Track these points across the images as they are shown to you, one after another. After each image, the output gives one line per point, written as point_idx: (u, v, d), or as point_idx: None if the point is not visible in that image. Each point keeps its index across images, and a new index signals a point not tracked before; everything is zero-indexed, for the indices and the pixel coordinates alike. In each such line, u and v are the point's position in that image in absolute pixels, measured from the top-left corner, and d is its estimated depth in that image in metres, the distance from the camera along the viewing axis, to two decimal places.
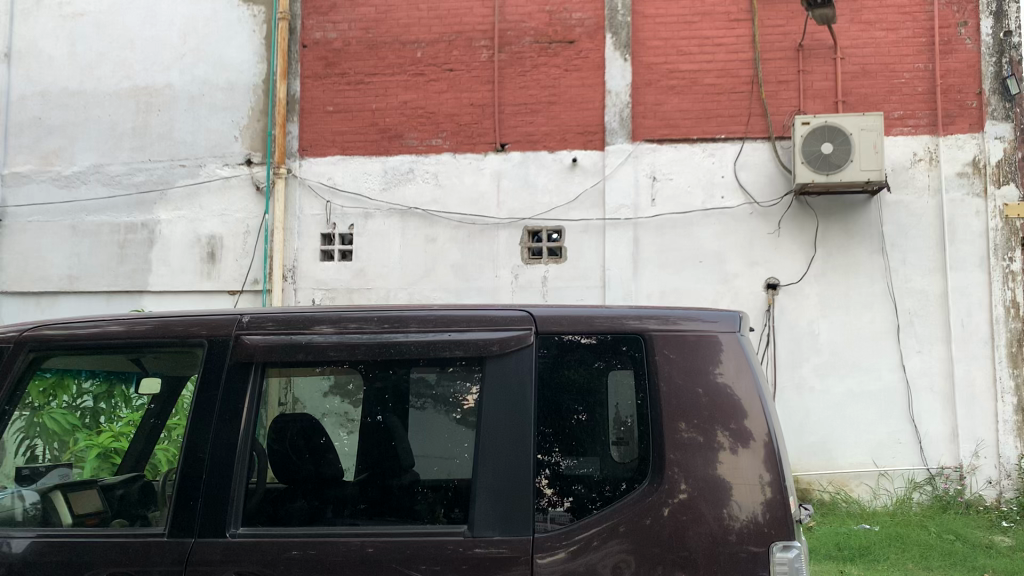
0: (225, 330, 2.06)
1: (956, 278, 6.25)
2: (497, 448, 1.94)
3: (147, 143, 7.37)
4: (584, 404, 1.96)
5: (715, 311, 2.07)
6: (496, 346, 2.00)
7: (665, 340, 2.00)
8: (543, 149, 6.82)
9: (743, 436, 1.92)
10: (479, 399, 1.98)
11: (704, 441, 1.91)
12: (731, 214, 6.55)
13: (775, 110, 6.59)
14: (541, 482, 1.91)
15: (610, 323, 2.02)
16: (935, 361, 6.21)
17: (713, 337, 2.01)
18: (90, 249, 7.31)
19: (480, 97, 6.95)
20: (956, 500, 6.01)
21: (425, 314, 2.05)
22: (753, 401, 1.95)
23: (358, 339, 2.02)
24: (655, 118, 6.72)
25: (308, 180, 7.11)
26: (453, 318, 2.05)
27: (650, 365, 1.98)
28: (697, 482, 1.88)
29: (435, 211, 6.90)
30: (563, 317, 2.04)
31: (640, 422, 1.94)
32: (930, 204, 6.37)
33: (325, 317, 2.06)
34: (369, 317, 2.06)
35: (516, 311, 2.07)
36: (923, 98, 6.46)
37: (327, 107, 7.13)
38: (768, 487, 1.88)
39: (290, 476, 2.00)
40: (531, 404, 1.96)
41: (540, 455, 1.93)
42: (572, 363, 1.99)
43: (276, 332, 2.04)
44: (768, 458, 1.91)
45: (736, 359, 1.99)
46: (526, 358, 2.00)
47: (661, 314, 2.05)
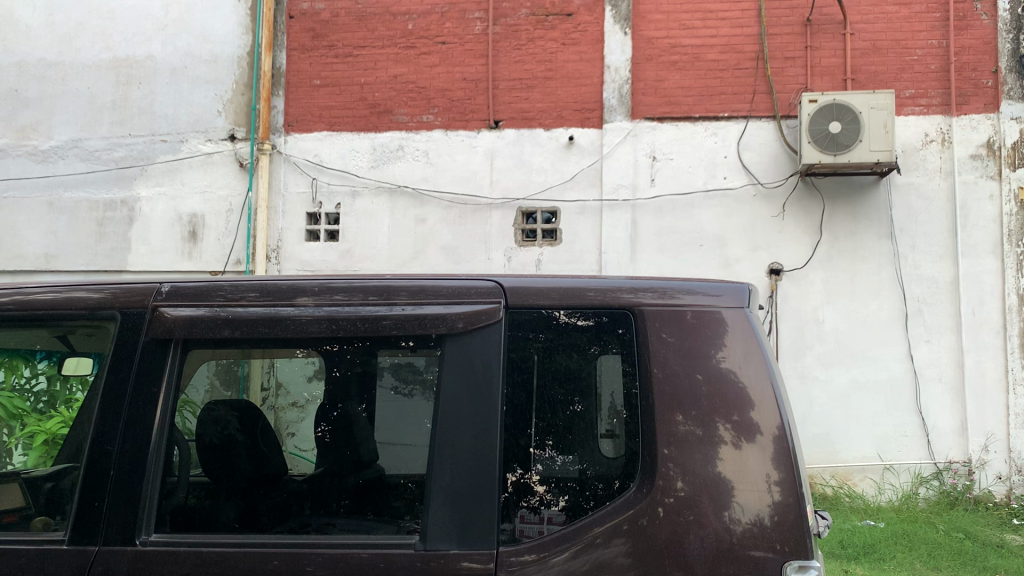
0: (189, 297, 1.80)
1: (968, 265, 5.99)
2: (459, 442, 1.68)
3: (127, 117, 7.08)
4: (570, 391, 1.71)
5: (723, 283, 1.81)
6: (463, 324, 1.73)
7: (660, 317, 1.74)
8: (539, 127, 6.54)
9: (748, 429, 1.66)
10: (444, 383, 1.72)
11: (703, 434, 1.65)
12: (733, 196, 6.28)
13: (781, 87, 6.31)
14: (530, 477, 1.66)
15: (609, 297, 1.76)
16: (944, 351, 5.95)
17: (717, 314, 1.75)
18: (67, 227, 7.04)
19: (474, 71, 6.66)
20: (964, 495, 5.74)
21: (409, 285, 1.79)
22: (760, 387, 1.69)
23: (340, 314, 1.75)
24: (656, 95, 6.44)
25: (293, 157, 6.82)
26: (431, 288, 1.78)
27: (644, 348, 1.72)
28: (698, 481, 1.62)
29: (425, 190, 6.62)
30: (554, 289, 1.78)
31: (632, 413, 1.69)
32: (941, 187, 6.09)
33: (311, 287, 1.79)
34: (354, 287, 1.79)
35: (497, 280, 1.81)
36: (936, 77, 6.16)
37: (314, 81, 6.85)
38: (777, 487, 1.62)
39: (224, 473, 1.77)
40: (506, 390, 1.71)
41: (515, 448, 1.67)
42: (555, 343, 1.74)
43: (262, 302, 1.77)
44: (778, 453, 1.65)
45: (740, 340, 1.72)
46: (493, 336, 1.73)
47: (667, 287, 1.78)
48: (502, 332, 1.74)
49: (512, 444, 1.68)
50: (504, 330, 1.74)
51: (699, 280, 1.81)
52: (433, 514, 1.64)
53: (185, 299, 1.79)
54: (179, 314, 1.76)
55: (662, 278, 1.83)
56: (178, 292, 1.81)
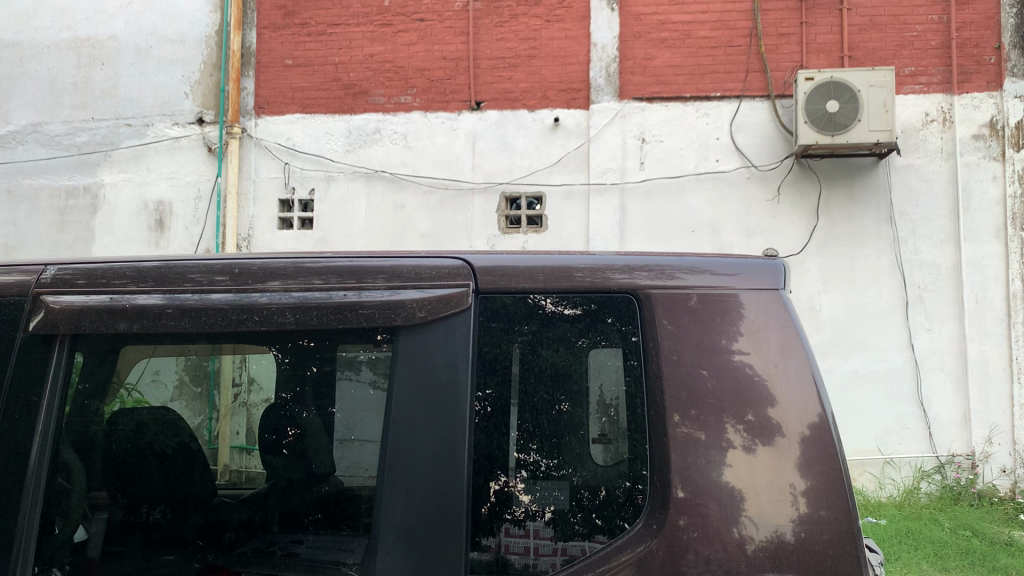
0: (148, 279, 1.49)
1: (970, 250, 5.74)
2: (412, 451, 1.37)
3: (89, 100, 6.71)
4: (553, 389, 1.43)
5: (740, 258, 1.52)
6: (424, 311, 1.43)
7: (658, 302, 1.45)
8: (522, 108, 6.24)
9: (766, 431, 1.38)
10: (396, 382, 1.41)
11: (708, 438, 1.37)
12: (726, 179, 6.00)
13: (775, 65, 6.03)
14: (513, 487, 1.38)
15: (605, 279, 1.47)
16: (946, 340, 5.70)
17: (731, 295, 1.46)
18: (27, 216, 6.69)
19: (454, 50, 6.34)
20: (968, 490, 5.50)
21: (379, 264, 1.49)
22: (783, 379, 1.41)
23: (309, 300, 1.44)
24: (645, 74, 6.15)
25: (265, 141, 6.50)
26: (401, 268, 1.48)
27: (643, 337, 1.44)
28: (709, 492, 1.34)
29: (404, 174, 6.31)
30: (539, 267, 1.48)
31: (627, 412, 1.41)
32: (942, 168, 5.84)
33: (279, 267, 1.49)
34: (334, 268, 1.48)
35: (464, 258, 1.51)
36: (936, 53, 5.91)
37: (286, 60, 6.51)
38: (804, 498, 1.35)
39: (139, 492, 1.47)
40: (477, 389, 1.41)
41: (485, 454, 1.39)
42: (537, 332, 1.44)
43: (231, 286, 1.46)
44: (807, 458, 1.37)
45: (758, 325, 1.44)
46: (460, 328, 1.43)
47: (670, 265, 1.50)
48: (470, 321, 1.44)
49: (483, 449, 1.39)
50: (472, 319, 1.45)
51: (707, 255, 1.53)
52: (387, 536, 1.35)
53: (138, 281, 1.49)
54: (107, 301, 1.46)
55: (675, 255, 1.54)
56: (115, 276, 1.50)
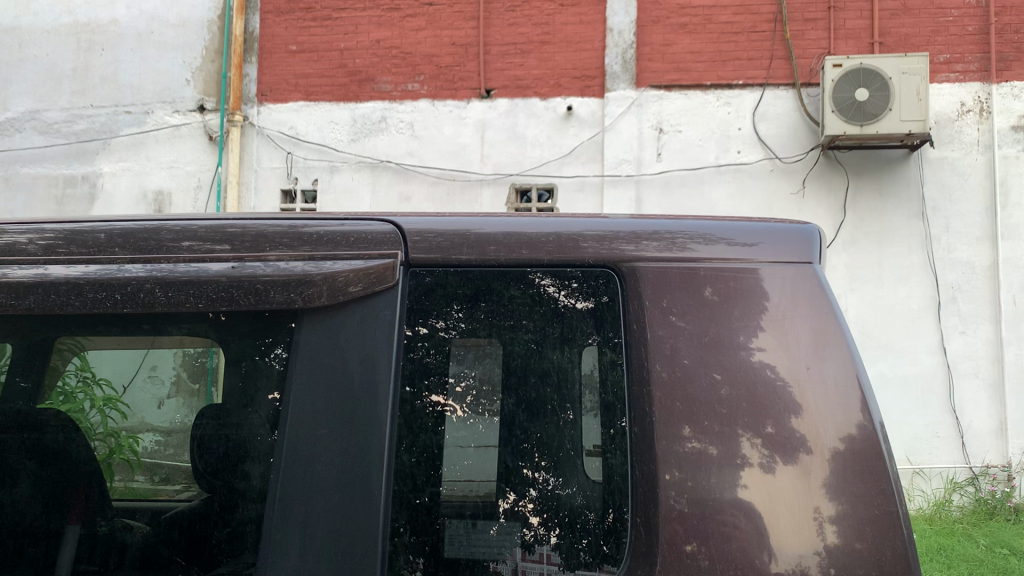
0: (131, 245, 1.20)
1: (1008, 248, 5.41)
2: (321, 467, 1.09)
3: (89, 87, 6.49)
4: (534, 386, 1.16)
5: (769, 226, 1.24)
6: (356, 288, 1.16)
7: (657, 279, 1.17)
8: (534, 96, 5.96)
9: (788, 446, 1.10)
10: (305, 379, 1.13)
11: (721, 453, 1.09)
12: (748, 171, 5.69)
13: (801, 52, 5.73)
14: (524, 507, 1.12)
15: (603, 250, 1.19)
16: (981, 343, 5.36)
17: (749, 275, 1.18)
18: (24, 205, 6.48)
19: (464, 35, 6.08)
20: (1003, 504, 5.15)
21: (352, 231, 1.22)
22: (809, 381, 1.13)
23: (286, 273, 1.16)
24: (663, 61, 5.85)
25: (267, 129, 6.27)
26: (368, 232, 1.21)
27: (636, 326, 1.16)
28: (722, 520, 1.06)
29: (410, 165, 6.05)
30: (527, 233, 1.21)
31: (622, 415, 1.14)
32: (979, 161, 5.51)
33: (274, 232, 1.21)
34: (330, 233, 1.21)
35: (417, 220, 1.24)
36: (973, 39, 5.58)
37: (290, 46, 6.28)
38: (833, 527, 1.07)
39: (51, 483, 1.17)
40: (425, 388, 1.15)
41: (440, 469, 1.12)
42: (519, 319, 1.17)
43: (232, 254, 1.19)
44: (841, 480, 1.09)
45: (780, 313, 1.16)
46: (385, 314, 1.16)
47: (680, 233, 1.22)
48: (416, 303, 1.17)
49: (438, 462, 1.12)
50: (423, 300, 1.17)
51: (724, 223, 1.25)
52: None
53: (121, 249, 1.20)
54: None
55: (691, 219, 1.26)
56: (99, 244, 1.21)
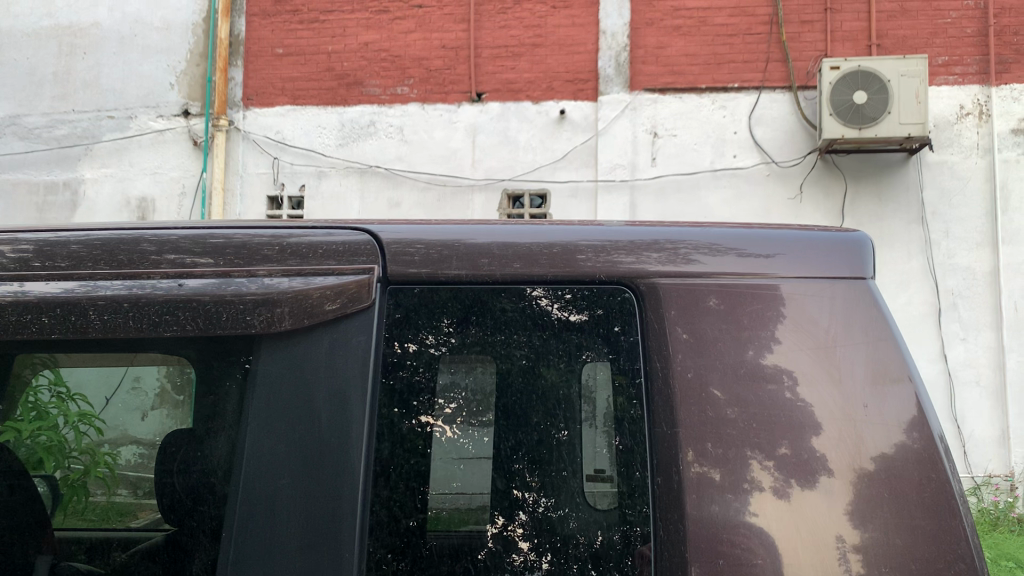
0: (105, 259, 1.08)
1: (1009, 254, 5.30)
2: (278, 501, 0.97)
3: (70, 91, 6.34)
4: (528, 408, 1.03)
5: (798, 233, 1.11)
6: (332, 307, 1.03)
7: (677, 297, 1.05)
8: (526, 99, 5.84)
9: (806, 468, 0.98)
10: (263, 404, 1.01)
11: (727, 479, 0.98)
12: (744, 175, 5.58)
13: (797, 54, 5.63)
14: (513, 531, 1.00)
15: (603, 265, 1.06)
16: (982, 350, 5.26)
17: (767, 288, 1.06)
18: (4, 212, 6.33)
19: (454, 38, 5.97)
20: (1006, 515, 5.03)
21: (328, 243, 1.09)
22: (836, 401, 1.01)
23: (248, 291, 1.04)
24: (657, 64, 5.75)
25: (253, 134, 6.13)
26: (348, 246, 1.08)
27: (653, 345, 1.03)
28: (729, 549, 0.95)
29: (399, 170, 5.92)
30: (525, 244, 1.08)
31: (626, 436, 1.02)
32: (979, 165, 5.41)
33: (256, 243, 1.09)
34: (314, 249, 1.08)
35: (404, 229, 1.11)
36: (972, 41, 5.49)
37: (277, 49, 6.15)
38: (857, 555, 0.95)
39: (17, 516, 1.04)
40: (411, 413, 1.02)
41: (423, 492, 1.00)
42: (513, 335, 1.04)
43: (215, 268, 1.06)
44: (869, 505, 0.96)
45: (803, 324, 1.04)
46: (357, 337, 1.03)
47: (688, 242, 1.09)
48: (398, 320, 1.05)
49: (420, 485, 1.00)
50: (399, 313, 1.05)
51: (743, 228, 1.12)
52: None
53: (99, 263, 1.08)
54: None
55: (712, 226, 1.14)
56: (76, 257, 1.09)
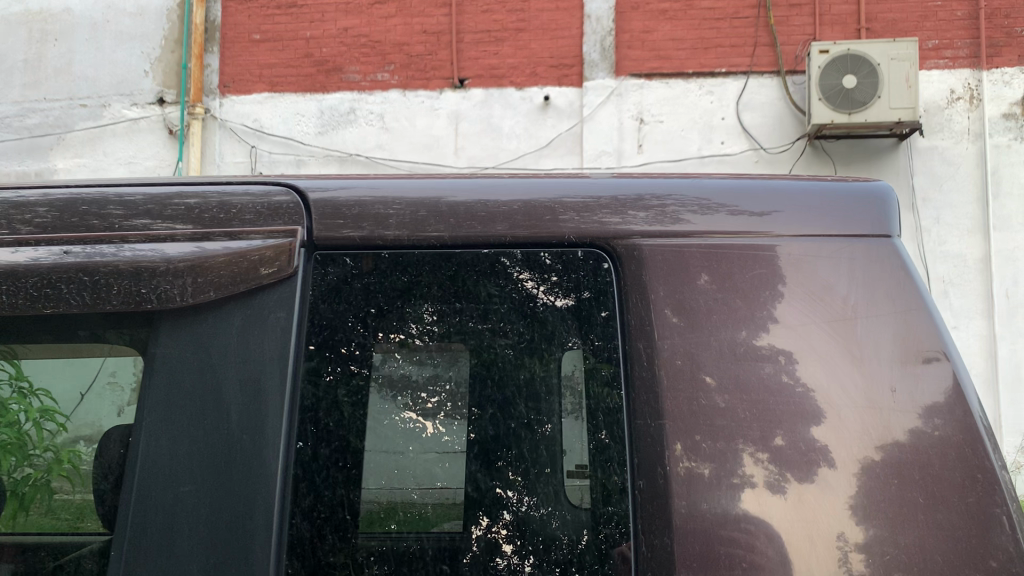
0: (69, 221, 0.99)
1: (1001, 240, 5.20)
2: (185, 496, 0.90)
3: (41, 79, 6.15)
4: (494, 398, 0.94)
5: (808, 186, 1.03)
6: (243, 285, 0.95)
7: (663, 262, 0.97)
8: (510, 85, 5.71)
9: (803, 459, 0.90)
10: (163, 395, 0.93)
11: (717, 474, 0.89)
12: (732, 162, 5.47)
13: (786, 38, 5.53)
14: (497, 533, 0.91)
15: (590, 224, 0.98)
16: (973, 338, 5.16)
17: (766, 251, 0.98)
18: None
19: (435, 23, 5.84)
20: None
21: (293, 201, 1.00)
22: (841, 386, 0.92)
23: (208, 257, 0.96)
24: (643, 48, 5.63)
25: (230, 122, 5.98)
26: (311, 208, 1.00)
27: (635, 325, 0.95)
28: (725, 547, 0.87)
29: (380, 158, 5.78)
30: (506, 201, 0.99)
31: (601, 429, 0.94)
32: (970, 150, 5.33)
33: (239, 204, 1.00)
34: (293, 206, 1.00)
35: (379, 181, 1.03)
36: (962, 24, 5.40)
37: (253, 35, 6.00)
38: (859, 555, 0.86)
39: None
40: (337, 409, 0.93)
41: (354, 493, 0.92)
42: (496, 322, 0.96)
43: (194, 232, 0.98)
44: (876, 499, 0.88)
45: (805, 304, 0.96)
46: (276, 314, 0.95)
47: (676, 197, 1.01)
48: (321, 308, 0.96)
49: (351, 487, 0.92)
50: (370, 290, 0.97)
51: (744, 180, 1.04)
52: None
53: (65, 230, 0.98)
54: None
55: (705, 177, 1.05)
56: (43, 222, 0.99)
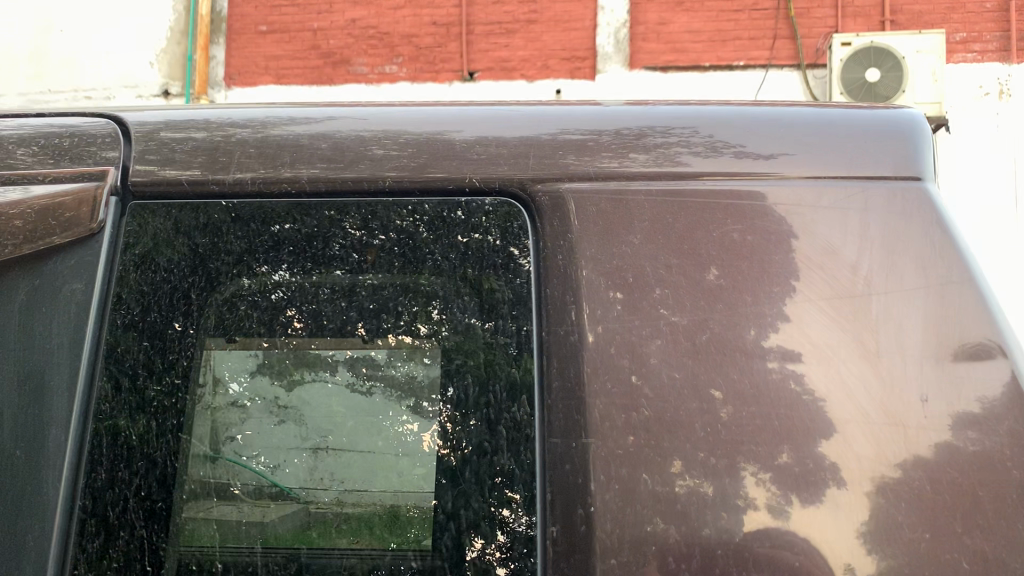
0: (51, 153, 0.89)
1: None
2: None
3: (45, 70, 6.05)
4: (465, 396, 0.81)
5: (829, 115, 0.88)
6: (28, 245, 0.83)
7: (599, 213, 0.83)
8: (520, 78, 5.55)
9: (811, 478, 0.75)
10: None
11: (719, 495, 0.75)
12: None
13: (806, 31, 5.34)
14: (493, 555, 0.78)
15: (592, 167, 0.85)
16: None
17: (759, 210, 0.83)
18: None
19: (445, 14, 5.71)
20: None
21: (276, 134, 0.88)
22: (857, 386, 0.77)
23: (199, 210, 0.87)
24: (659, 41, 5.45)
25: None
26: (293, 145, 0.88)
27: (586, 314, 0.81)
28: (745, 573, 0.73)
29: None
30: (508, 137, 0.86)
31: (501, 450, 0.79)
32: (999, 147, 5.10)
33: (237, 139, 0.89)
34: (285, 138, 0.88)
35: (367, 109, 0.91)
36: (992, 17, 5.19)
37: (260, 27, 5.89)
38: None
39: None
40: (140, 416, 0.82)
41: (156, 531, 0.80)
42: (468, 317, 0.83)
43: (202, 180, 0.87)
44: (893, 527, 0.73)
45: (817, 284, 0.80)
46: (74, 288, 0.84)
47: (680, 134, 0.86)
48: (129, 279, 0.85)
49: (151, 523, 0.80)
50: (346, 278, 0.84)
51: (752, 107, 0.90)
52: None
53: (48, 163, 0.88)
54: None
55: (660, 104, 0.91)
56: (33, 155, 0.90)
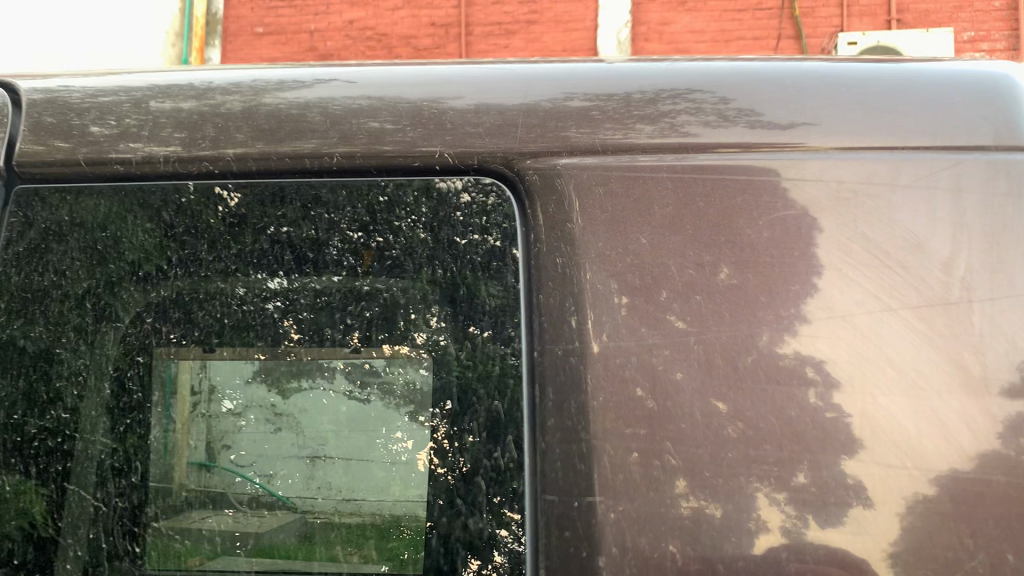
0: None
1: None
2: None
3: None
4: (451, 411, 0.73)
5: (883, 73, 0.78)
6: None
7: (609, 193, 0.74)
8: None
9: (832, 496, 0.67)
10: None
11: (728, 519, 0.68)
12: None
13: (811, 30, 5.26)
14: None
15: (599, 139, 0.75)
16: None
17: (777, 194, 0.74)
18: None
19: (444, 15, 5.63)
20: None
21: (269, 102, 0.78)
22: (928, 402, 0.68)
23: (142, 197, 0.77)
24: (661, 41, 5.38)
25: None
26: (281, 114, 0.78)
27: (582, 324, 0.72)
28: None
29: None
30: (510, 105, 0.77)
31: (479, 512, 0.71)
32: None
33: (228, 107, 0.78)
34: (272, 105, 0.78)
35: (359, 72, 0.81)
36: (1000, 15, 5.10)
37: (257, 28, 5.84)
38: None
39: None
40: (16, 460, 0.73)
41: None
42: (432, 326, 0.74)
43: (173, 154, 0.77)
44: (926, 547, 0.66)
45: (895, 286, 0.71)
46: None
47: (690, 97, 0.76)
48: (13, 286, 0.75)
49: None
50: (347, 281, 0.74)
51: (789, 65, 0.80)
52: None
53: None
54: None
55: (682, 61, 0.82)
56: None
